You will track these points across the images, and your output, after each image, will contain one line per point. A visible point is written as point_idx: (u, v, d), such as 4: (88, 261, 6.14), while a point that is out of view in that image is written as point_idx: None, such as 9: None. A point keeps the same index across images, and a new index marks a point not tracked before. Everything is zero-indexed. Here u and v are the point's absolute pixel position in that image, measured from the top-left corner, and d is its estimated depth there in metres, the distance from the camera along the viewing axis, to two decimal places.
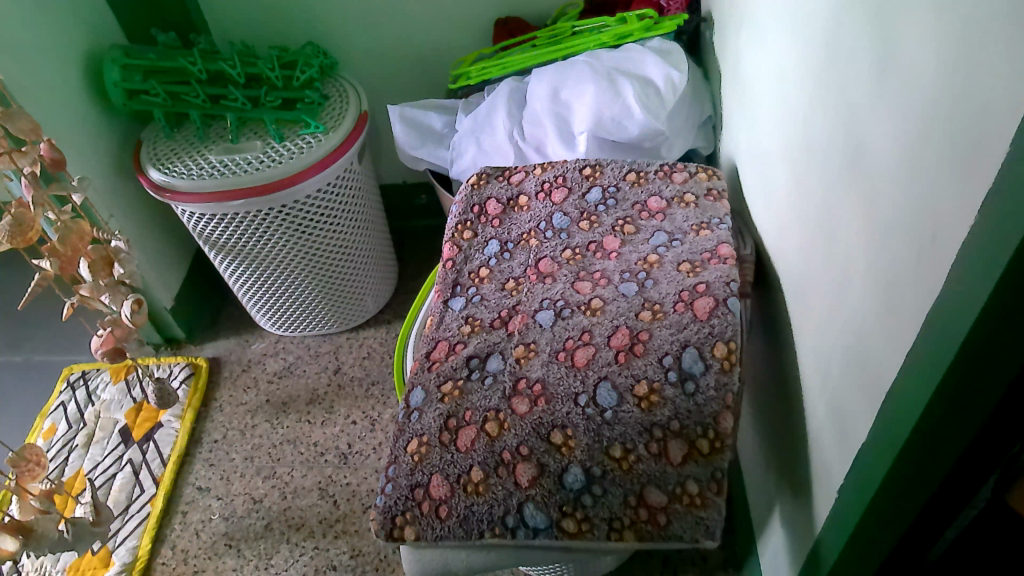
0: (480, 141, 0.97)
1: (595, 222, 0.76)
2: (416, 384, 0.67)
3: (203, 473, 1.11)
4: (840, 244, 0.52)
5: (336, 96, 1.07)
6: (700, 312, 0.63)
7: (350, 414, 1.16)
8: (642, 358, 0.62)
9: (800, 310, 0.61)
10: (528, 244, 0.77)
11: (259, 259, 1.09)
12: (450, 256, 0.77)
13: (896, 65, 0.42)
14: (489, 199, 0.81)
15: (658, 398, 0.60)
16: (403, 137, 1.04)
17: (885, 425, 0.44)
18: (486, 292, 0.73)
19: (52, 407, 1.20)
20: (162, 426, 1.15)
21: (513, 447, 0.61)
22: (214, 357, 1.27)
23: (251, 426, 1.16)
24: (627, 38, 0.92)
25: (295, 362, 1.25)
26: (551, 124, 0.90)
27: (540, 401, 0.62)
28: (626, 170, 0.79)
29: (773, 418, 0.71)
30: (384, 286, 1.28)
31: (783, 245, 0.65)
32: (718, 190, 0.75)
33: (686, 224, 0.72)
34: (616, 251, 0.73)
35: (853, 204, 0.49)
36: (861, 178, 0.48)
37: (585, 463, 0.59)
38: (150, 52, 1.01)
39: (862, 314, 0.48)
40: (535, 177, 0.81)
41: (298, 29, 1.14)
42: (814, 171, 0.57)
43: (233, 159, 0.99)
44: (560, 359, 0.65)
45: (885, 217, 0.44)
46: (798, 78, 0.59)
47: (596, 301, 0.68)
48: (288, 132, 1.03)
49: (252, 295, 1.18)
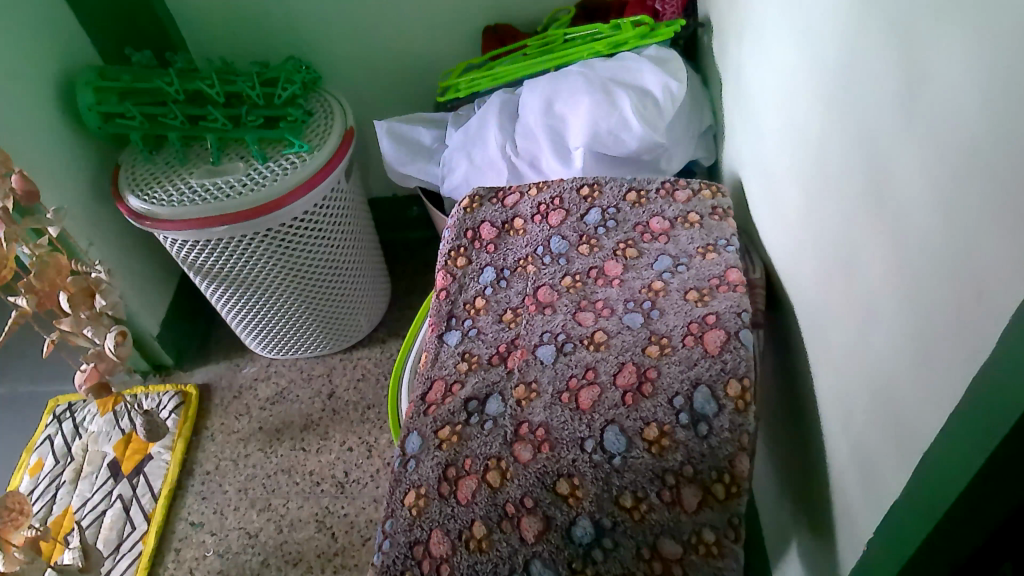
0: (472, 156, 0.93)
1: (595, 246, 0.73)
2: (412, 429, 0.63)
3: (197, 507, 1.07)
4: (864, 281, 0.48)
5: (321, 112, 1.03)
6: (711, 346, 0.59)
7: (345, 440, 1.13)
8: (651, 400, 0.58)
9: (816, 343, 0.58)
10: (526, 271, 0.73)
11: (246, 284, 1.05)
12: (444, 285, 0.74)
13: (926, 95, 0.38)
14: (483, 222, 0.77)
15: (668, 442, 0.57)
16: (391, 153, 0.99)
17: (922, 489, 0.40)
18: (483, 325, 0.70)
19: (39, 440, 1.16)
20: (152, 458, 1.12)
21: (517, 499, 0.57)
22: (204, 384, 1.22)
23: (245, 455, 1.13)
24: (620, 47, 0.88)
25: (288, 387, 1.21)
26: (546, 139, 0.86)
27: (544, 447, 0.58)
28: (626, 189, 0.75)
29: (788, 451, 0.67)
30: (378, 303, 1.24)
31: (794, 270, 0.62)
32: (723, 208, 0.72)
33: (691, 246, 0.69)
34: (618, 278, 0.69)
35: (878, 241, 0.45)
36: (889, 213, 0.44)
37: (595, 515, 0.55)
38: (125, 72, 0.97)
39: (888, 361, 0.45)
40: (530, 198, 0.78)
41: (279, 41, 1.10)
42: (830, 197, 0.53)
43: (216, 183, 0.96)
44: (564, 401, 0.61)
45: (918, 260, 0.40)
46: (809, 95, 0.55)
47: (599, 333, 0.64)
48: (271, 152, 0.99)
49: (241, 320, 1.14)
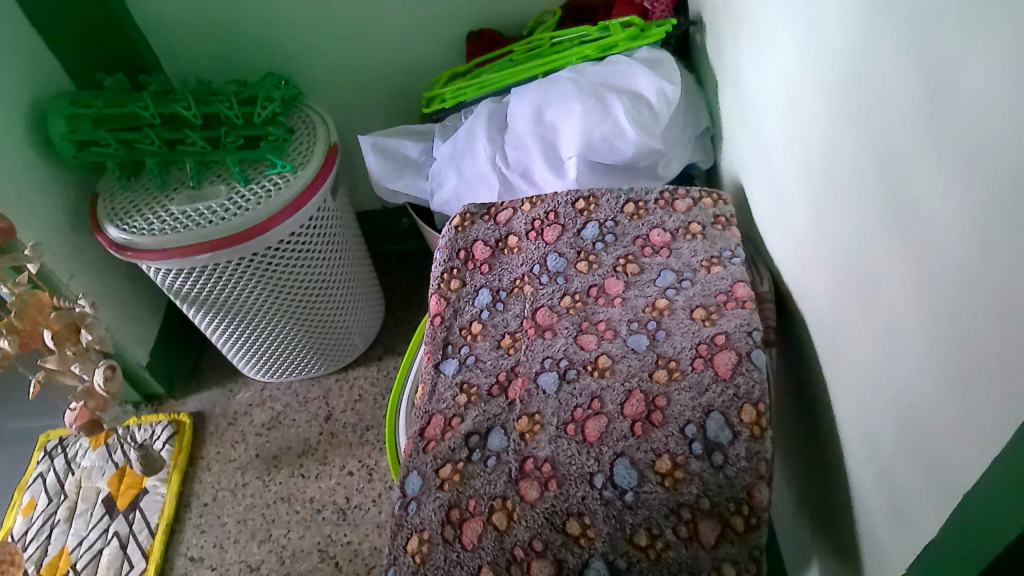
0: (462, 169, 0.90)
1: (594, 263, 0.69)
2: (412, 469, 0.60)
3: (196, 541, 1.05)
4: (886, 302, 0.45)
5: (303, 129, 1.00)
6: (721, 369, 0.57)
7: (345, 464, 1.10)
8: (661, 429, 0.56)
9: (833, 362, 0.55)
10: (523, 291, 0.70)
11: (235, 309, 1.02)
12: (437, 310, 0.70)
13: (954, 112, 0.35)
14: (475, 241, 0.74)
15: (682, 474, 0.54)
16: (377, 169, 0.96)
17: (962, 531, 0.38)
18: (481, 352, 0.66)
19: (30, 478, 1.12)
20: (147, 491, 1.08)
21: (526, 543, 0.54)
22: (197, 411, 1.19)
23: (242, 484, 1.10)
24: (611, 49, 0.84)
25: (283, 411, 1.18)
26: (537, 149, 0.83)
27: (552, 484, 0.55)
28: (623, 201, 0.72)
29: (805, 470, 0.65)
30: (372, 320, 1.21)
31: (806, 284, 0.59)
32: (726, 217, 0.68)
33: (695, 259, 0.66)
34: (620, 296, 0.66)
35: (901, 261, 0.42)
36: (912, 233, 0.40)
37: (609, 556, 0.52)
38: (98, 98, 0.93)
39: (918, 391, 0.42)
40: (523, 213, 0.74)
41: (256, 56, 1.06)
42: (843, 211, 0.50)
43: (197, 208, 0.92)
44: (569, 433, 0.58)
45: (950, 288, 0.37)
46: (816, 100, 0.52)
47: (603, 358, 0.61)
48: (254, 172, 0.96)
49: (232, 345, 1.10)
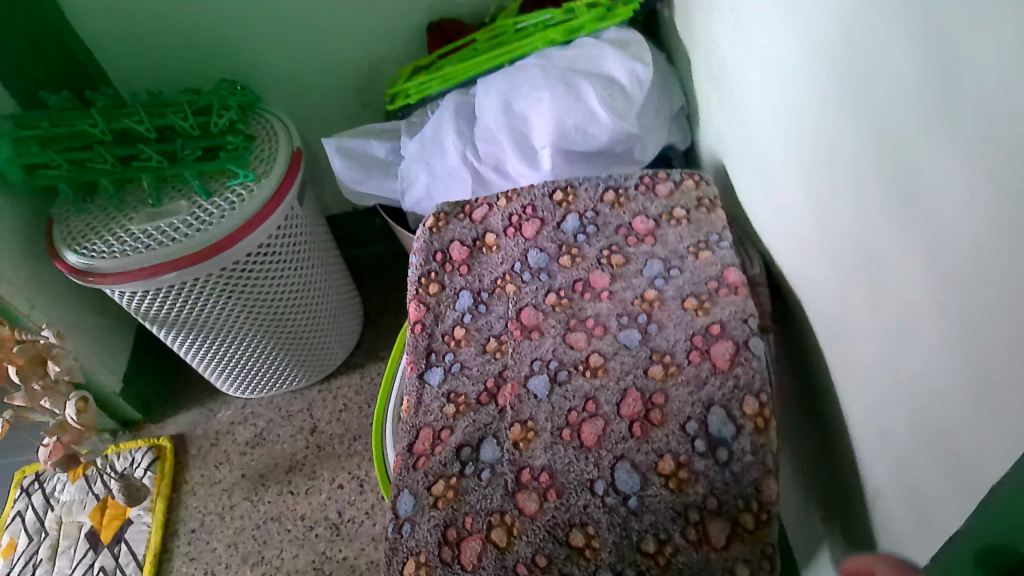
0: (432, 166, 0.86)
1: (577, 256, 0.67)
2: (403, 488, 0.57)
3: (186, 570, 1.01)
4: (892, 283, 0.42)
5: (264, 135, 0.96)
6: (719, 361, 0.55)
7: (335, 477, 1.07)
8: (661, 428, 0.53)
9: (835, 344, 0.53)
10: (505, 291, 0.67)
11: (208, 327, 0.98)
12: (418, 317, 0.67)
13: (961, 79, 0.33)
14: (452, 242, 0.71)
15: (687, 475, 0.52)
16: (344, 172, 0.92)
17: None
18: (467, 358, 0.63)
19: (8, 518, 1.08)
20: (132, 522, 1.05)
21: (528, 559, 0.51)
22: (178, 434, 1.15)
23: (230, 507, 1.06)
24: (578, 32, 0.81)
25: (267, 427, 1.14)
26: (509, 141, 0.80)
27: (551, 495, 0.53)
28: (602, 189, 0.70)
29: (810, 455, 0.63)
30: (351, 327, 1.17)
31: (800, 264, 0.57)
32: (710, 199, 0.66)
33: (682, 246, 0.64)
34: (607, 290, 0.63)
35: (908, 240, 0.40)
36: (918, 209, 0.38)
37: (616, 566, 0.50)
38: (44, 117, 0.88)
39: (932, 376, 0.40)
40: (500, 209, 0.71)
41: (209, 64, 1.02)
42: (838, 188, 0.47)
43: (159, 226, 0.88)
44: (566, 439, 0.55)
45: (964, 268, 0.35)
46: (800, 73, 0.49)
47: (595, 357, 0.59)
48: (216, 185, 0.91)
49: (208, 364, 1.06)
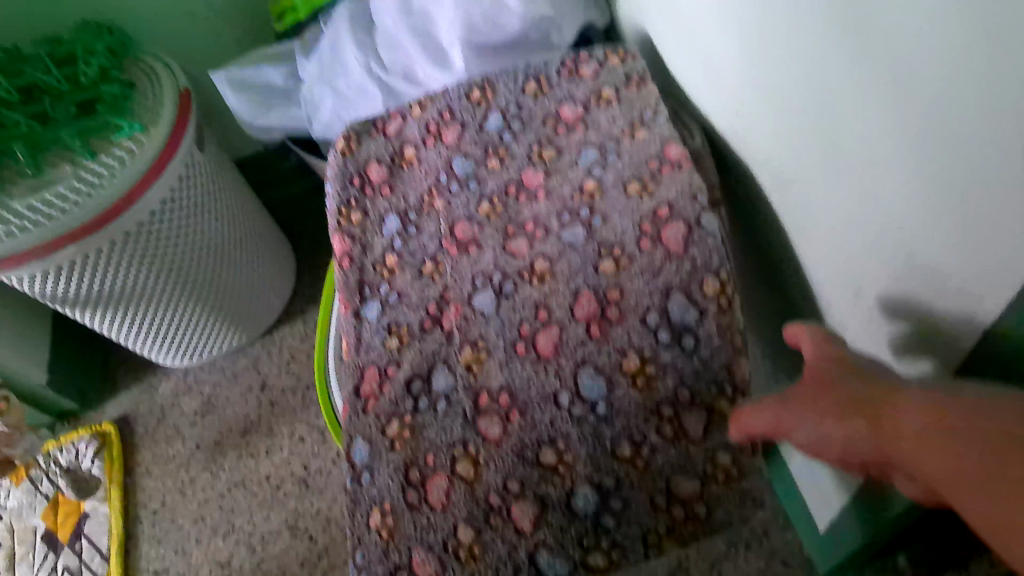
0: (335, 85, 0.78)
1: (505, 157, 0.61)
2: (355, 435, 0.53)
3: (155, 553, 0.97)
4: (851, 125, 0.38)
5: (144, 79, 0.86)
6: (673, 244, 0.50)
7: (294, 432, 1.02)
8: (621, 325, 0.49)
9: (790, 206, 0.49)
10: (434, 208, 0.60)
11: (128, 299, 0.90)
12: (344, 251, 0.61)
13: None
14: (369, 163, 0.64)
15: (653, 370, 0.48)
16: (241, 108, 0.84)
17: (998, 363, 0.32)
18: (403, 286, 0.58)
19: None
20: (89, 515, 0.99)
21: (500, 487, 0.47)
22: (121, 416, 1.08)
23: (190, 481, 1.01)
24: None
25: (214, 393, 1.08)
26: (414, 44, 0.72)
27: (514, 415, 0.49)
28: (522, 81, 0.63)
29: (775, 325, 0.60)
30: (284, 274, 1.10)
31: (743, 126, 0.52)
32: (638, 73, 0.60)
33: (615, 128, 0.58)
34: (542, 188, 0.58)
35: (869, 71, 0.35)
36: (875, 33, 0.33)
37: (594, 478, 0.47)
38: None
39: (912, 218, 0.36)
40: (415, 119, 0.65)
41: (66, 10, 0.89)
42: (778, 31, 0.42)
43: (43, 200, 0.76)
44: (521, 354, 0.51)
45: (937, 87, 0.30)
46: None
47: (540, 262, 0.54)
48: (100, 143, 0.79)
49: (137, 339, 0.98)
